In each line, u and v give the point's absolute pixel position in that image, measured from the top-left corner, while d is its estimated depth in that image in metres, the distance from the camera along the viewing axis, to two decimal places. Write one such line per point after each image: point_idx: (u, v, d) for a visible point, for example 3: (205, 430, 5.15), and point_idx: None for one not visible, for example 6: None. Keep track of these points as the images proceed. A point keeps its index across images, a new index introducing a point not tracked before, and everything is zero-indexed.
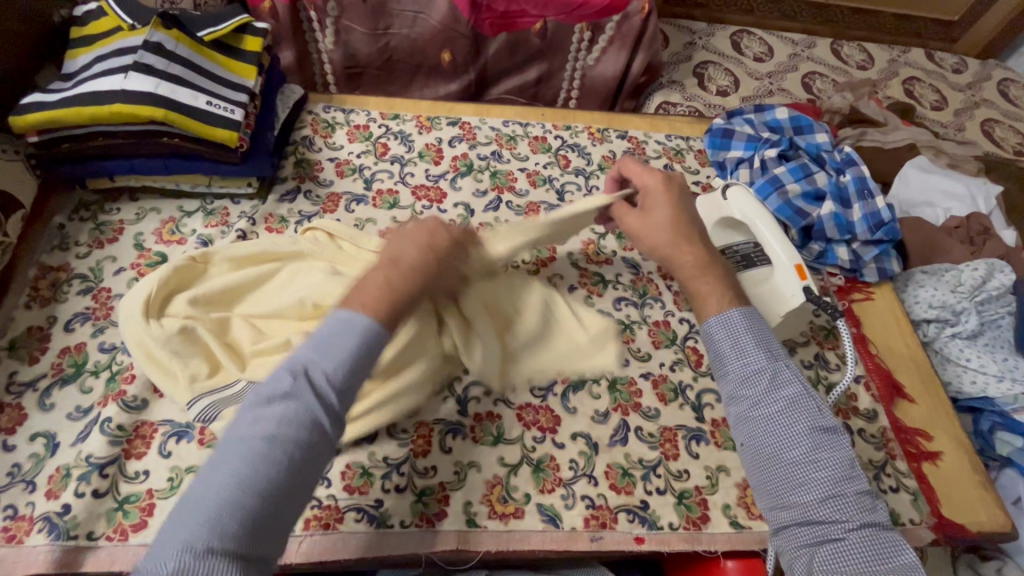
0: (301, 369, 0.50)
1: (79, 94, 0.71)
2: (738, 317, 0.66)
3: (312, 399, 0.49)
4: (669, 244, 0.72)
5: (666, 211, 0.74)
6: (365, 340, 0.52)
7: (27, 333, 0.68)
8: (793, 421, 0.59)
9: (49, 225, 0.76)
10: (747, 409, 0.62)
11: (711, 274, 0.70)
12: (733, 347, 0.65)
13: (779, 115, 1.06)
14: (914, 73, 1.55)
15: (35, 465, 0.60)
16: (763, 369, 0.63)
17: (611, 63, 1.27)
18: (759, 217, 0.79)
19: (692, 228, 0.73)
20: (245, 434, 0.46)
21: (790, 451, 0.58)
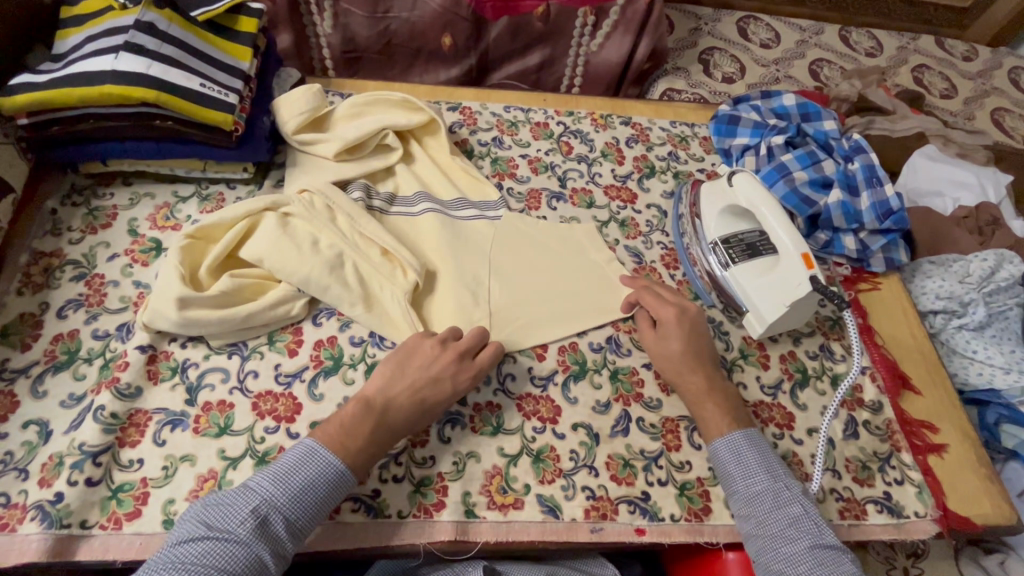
0: (256, 509, 0.52)
1: (70, 75, 0.69)
2: (743, 438, 0.65)
3: (267, 545, 0.51)
4: (681, 369, 0.70)
5: (687, 343, 0.71)
6: (316, 501, 0.55)
7: (20, 319, 0.67)
8: (794, 541, 0.58)
9: (41, 209, 0.75)
10: (750, 523, 0.61)
11: (721, 399, 0.68)
12: (739, 467, 0.63)
13: (786, 101, 1.04)
14: (924, 61, 1.52)
15: (27, 453, 0.59)
16: (766, 485, 0.62)
17: (615, 49, 1.25)
18: (763, 203, 0.75)
19: (710, 365, 0.70)
20: (196, 563, 0.48)
21: (794, 567, 0.56)
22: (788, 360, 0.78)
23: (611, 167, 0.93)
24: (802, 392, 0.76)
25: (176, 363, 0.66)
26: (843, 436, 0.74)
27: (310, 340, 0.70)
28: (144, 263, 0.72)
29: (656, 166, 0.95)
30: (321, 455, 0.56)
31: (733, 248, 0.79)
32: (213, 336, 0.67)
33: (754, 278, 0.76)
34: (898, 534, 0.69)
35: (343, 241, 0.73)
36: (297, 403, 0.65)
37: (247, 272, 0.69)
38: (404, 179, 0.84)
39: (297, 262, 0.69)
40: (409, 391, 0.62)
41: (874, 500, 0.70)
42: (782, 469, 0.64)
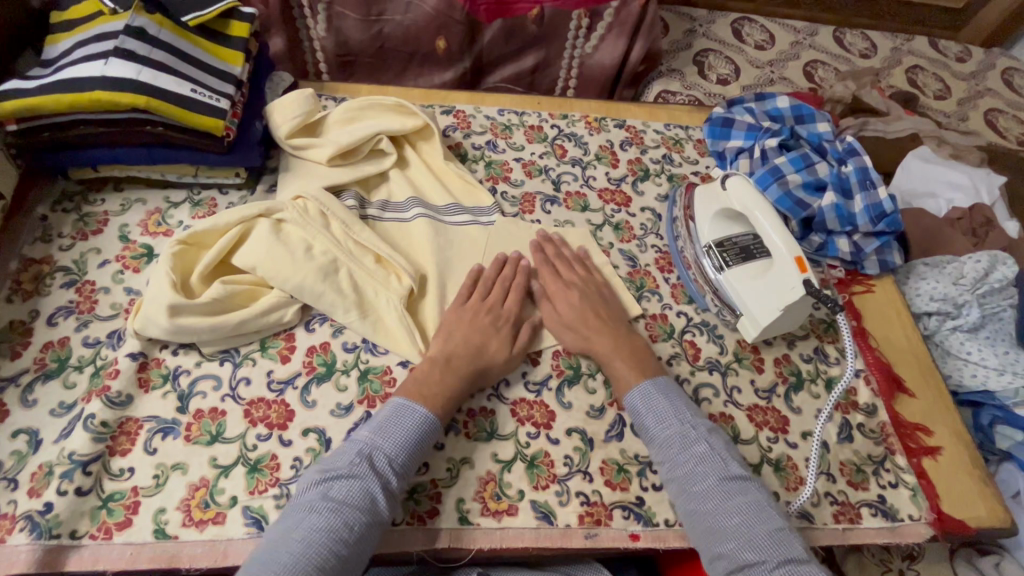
0: (365, 454, 0.57)
1: (59, 81, 0.68)
2: (652, 386, 0.66)
3: (374, 479, 0.55)
4: (590, 333, 0.71)
5: (584, 304, 0.73)
6: (412, 443, 0.59)
7: (9, 327, 0.66)
8: (703, 475, 0.60)
9: (31, 215, 0.74)
10: (667, 466, 0.62)
11: (630, 355, 0.70)
12: (652, 415, 0.65)
13: (780, 103, 1.04)
14: (917, 62, 1.52)
15: (16, 462, 0.58)
16: (677, 429, 0.63)
17: (609, 51, 1.25)
18: (755, 207, 0.75)
19: (616, 326, 0.72)
20: (316, 499, 0.53)
21: (706, 503, 0.58)
22: (783, 364, 0.78)
23: (605, 170, 0.93)
24: (797, 395, 0.76)
25: (167, 370, 0.66)
26: (837, 440, 0.74)
27: (302, 347, 0.70)
28: (135, 270, 0.72)
29: (650, 169, 0.95)
30: (411, 406, 0.61)
31: (727, 251, 0.79)
32: (205, 343, 0.67)
33: (747, 281, 0.76)
34: (893, 537, 0.69)
35: (336, 247, 0.72)
36: (289, 410, 0.65)
37: (238, 278, 0.69)
38: (397, 184, 0.84)
39: (290, 269, 0.69)
40: (469, 350, 0.67)
41: (869, 503, 0.70)
42: (689, 411, 0.65)
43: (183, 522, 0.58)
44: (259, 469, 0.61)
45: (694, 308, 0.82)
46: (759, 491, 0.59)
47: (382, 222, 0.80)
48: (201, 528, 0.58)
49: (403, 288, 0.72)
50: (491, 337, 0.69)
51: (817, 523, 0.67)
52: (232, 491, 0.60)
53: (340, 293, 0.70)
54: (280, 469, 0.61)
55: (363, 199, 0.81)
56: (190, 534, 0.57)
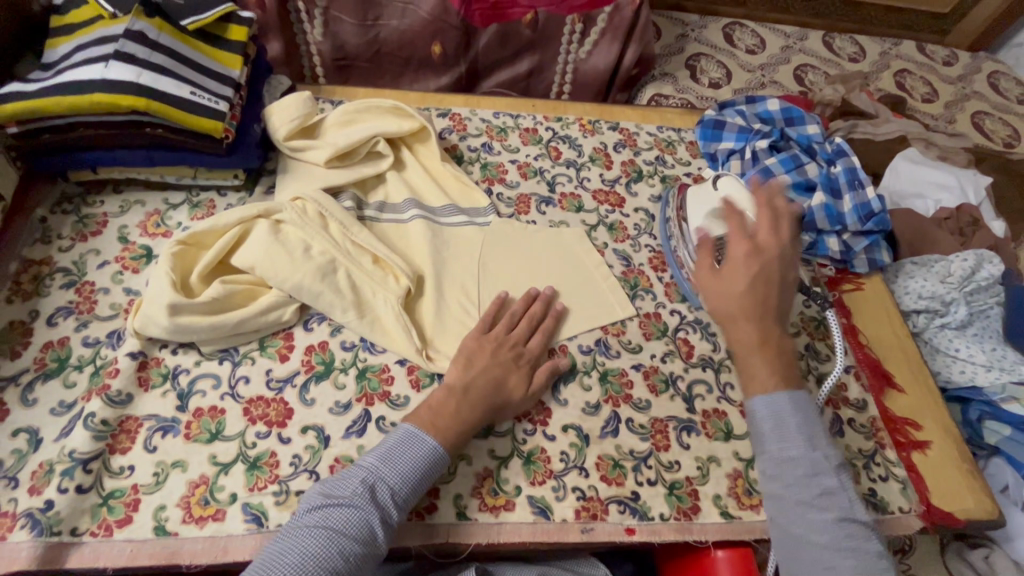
0: (367, 483, 0.56)
1: (60, 83, 0.69)
2: (787, 399, 0.62)
3: (373, 510, 0.55)
4: (735, 312, 0.66)
5: (750, 288, 0.66)
6: (417, 475, 0.59)
7: (9, 327, 0.67)
8: (824, 509, 0.57)
9: (31, 217, 0.75)
10: (772, 481, 0.61)
11: (773, 360, 0.64)
12: (776, 427, 0.61)
13: (770, 106, 1.05)
14: (905, 66, 1.55)
15: (17, 461, 0.59)
16: (800, 450, 0.60)
17: (602, 56, 1.26)
18: (749, 204, 0.77)
19: (768, 319, 0.66)
20: (316, 524, 0.53)
21: (819, 536, 0.57)
22: None
23: (599, 171, 0.95)
24: None
25: (167, 369, 0.66)
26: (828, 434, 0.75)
27: (301, 346, 0.70)
28: (134, 270, 0.73)
29: (644, 171, 0.96)
30: (420, 437, 0.61)
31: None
32: (204, 342, 0.68)
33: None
34: (884, 530, 0.70)
35: (335, 248, 0.73)
36: (288, 408, 0.66)
37: (237, 278, 0.69)
38: (394, 185, 0.85)
39: (288, 269, 0.70)
40: (487, 382, 0.65)
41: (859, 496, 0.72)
42: (818, 431, 0.61)
43: (184, 519, 0.58)
44: (258, 467, 0.62)
45: (687, 306, 0.83)
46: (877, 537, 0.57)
47: (379, 223, 0.80)
48: (201, 525, 0.58)
49: (399, 288, 0.73)
50: (512, 374, 0.67)
51: None
52: (232, 488, 0.60)
53: (338, 294, 0.71)
54: (279, 466, 0.62)
55: (360, 200, 0.82)
56: (190, 531, 0.58)
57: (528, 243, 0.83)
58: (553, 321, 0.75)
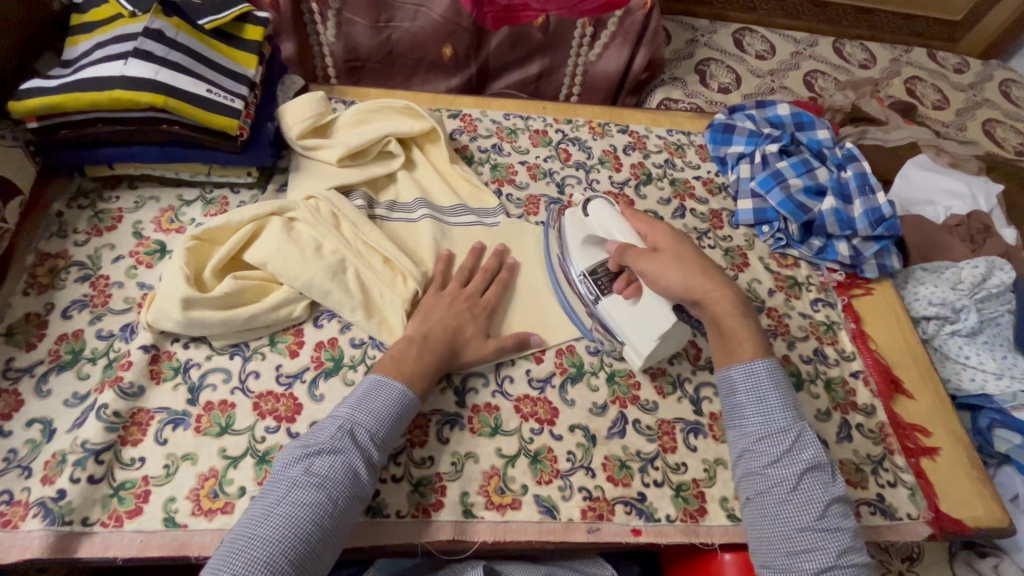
0: (344, 429, 0.58)
1: (79, 79, 0.70)
2: (763, 366, 0.65)
3: (353, 453, 0.57)
4: (696, 283, 0.68)
5: (691, 260, 0.70)
6: (392, 416, 0.60)
7: (25, 319, 0.68)
8: (773, 434, 0.62)
9: (47, 212, 0.76)
10: (750, 457, 0.62)
11: (746, 323, 0.68)
12: (756, 400, 0.64)
13: (780, 110, 1.06)
14: (916, 73, 1.54)
15: (31, 450, 0.60)
16: (784, 425, 0.62)
17: (613, 59, 1.27)
18: (618, 226, 0.76)
19: (725, 284, 0.69)
20: (299, 474, 0.54)
21: (768, 453, 0.61)
22: (782, 364, 0.79)
23: (609, 173, 0.95)
24: (797, 395, 0.77)
25: (179, 363, 0.67)
26: (836, 439, 0.75)
27: (311, 341, 0.71)
28: (148, 265, 0.73)
29: (653, 174, 0.97)
30: (389, 382, 0.62)
31: (601, 277, 0.75)
32: (215, 337, 0.68)
33: (620, 307, 0.72)
34: (892, 535, 0.70)
35: (347, 248, 0.74)
36: (297, 403, 0.66)
37: (250, 273, 0.70)
38: (405, 184, 0.85)
39: (300, 266, 0.70)
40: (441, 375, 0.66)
41: (867, 502, 0.71)
42: (795, 411, 0.64)
43: (192, 511, 0.59)
44: (266, 461, 0.62)
45: None
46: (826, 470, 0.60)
47: (389, 221, 0.81)
48: (210, 517, 0.58)
49: (409, 290, 0.73)
50: (467, 323, 0.71)
51: None
52: (240, 481, 0.61)
53: (348, 292, 0.71)
54: None
55: (371, 199, 0.83)
56: (198, 523, 0.58)
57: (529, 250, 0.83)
58: (507, 273, 0.77)
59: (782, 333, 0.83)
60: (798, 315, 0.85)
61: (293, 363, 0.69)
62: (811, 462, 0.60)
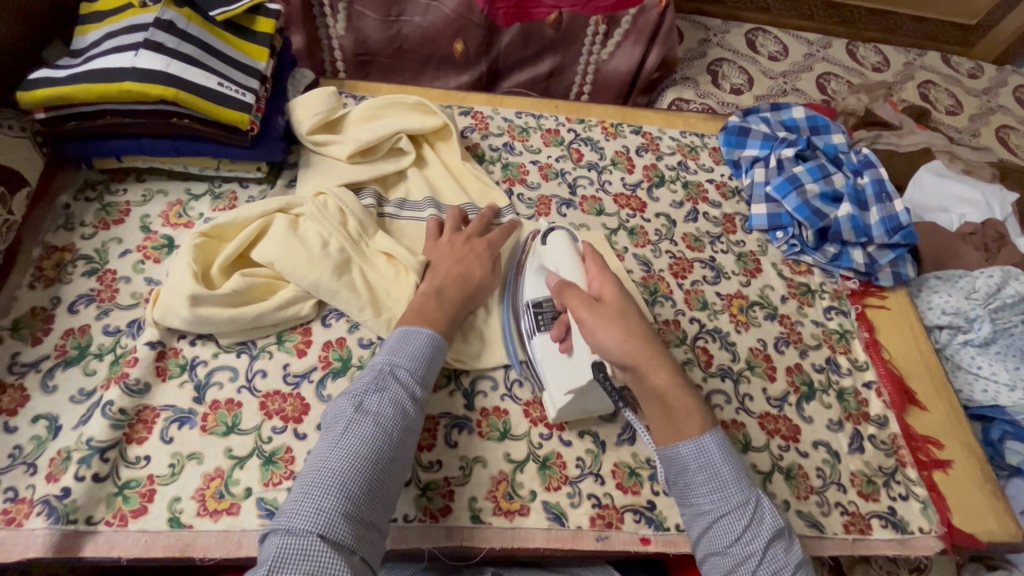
0: (386, 369, 0.59)
1: (88, 70, 0.69)
2: (712, 441, 0.58)
3: (400, 390, 0.57)
4: (636, 351, 0.60)
5: (633, 322, 0.62)
6: (430, 354, 0.61)
7: (31, 313, 0.67)
8: (731, 516, 0.56)
9: (54, 204, 0.75)
10: (712, 538, 0.57)
11: (693, 395, 0.61)
12: (708, 479, 0.58)
13: (796, 114, 1.05)
14: (930, 77, 1.53)
15: (36, 447, 0.59)
16: (741, 499, 0.56)
17: (625, 59, 1.26)
18: (569, 264, 0.68)
19: (664, 352, 0.62)
20: (353, 413, 0.55)
21: (727, 535, 0.56)
22: (795, 373, 0.78)
23: (621, 175, 0.94)
24: (808, 404, 0.76)
25: (185, 360, 0.66)
26: (848, 450, 0.74)
27: (318, 341, 0.70)
28: (155, 260, 0.72)
29: (666, 176, 0.95)
30: (422, 326, 0.63)
31: (544, 313, 0.69)
32: (223, 335, 0.68)
33: (551, 351, 0.67)
34: (903, 549, 0.69)
35: (353, 248, 0.72)
36: (304, 403, 0.65)
37: (257, 271, 0.69)
38: (415, 181, 0.84)
39: (308, 264, 0.69)
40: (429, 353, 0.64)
41: (879, 515, 0.70)
42: (749, 478, 0.58)
43: (198, 512, 0.58)
44: (273, 461, 0.61)
45: (706, 314, 0.81)
46: (789, 542, 0.56)
47: (399, 220, 0.80)
48: (216, 518, 0.58)
49: (410, 283, 0.72)
50: (473, 266, 0.71)
51: (827, 532, 0.68)
52: (247, 482, 0.60)
53: (356, 289, 0.70)
54: (295, 461, 0.61)
55: (381, 197, 0.82)
56: (204, 524, 0.57)
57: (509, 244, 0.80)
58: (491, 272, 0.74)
59: (794, 341, 0.82)
60: (810, 323, 0.84)
61: (301, 363, 0.68)
62: (771, 538, 0.55)
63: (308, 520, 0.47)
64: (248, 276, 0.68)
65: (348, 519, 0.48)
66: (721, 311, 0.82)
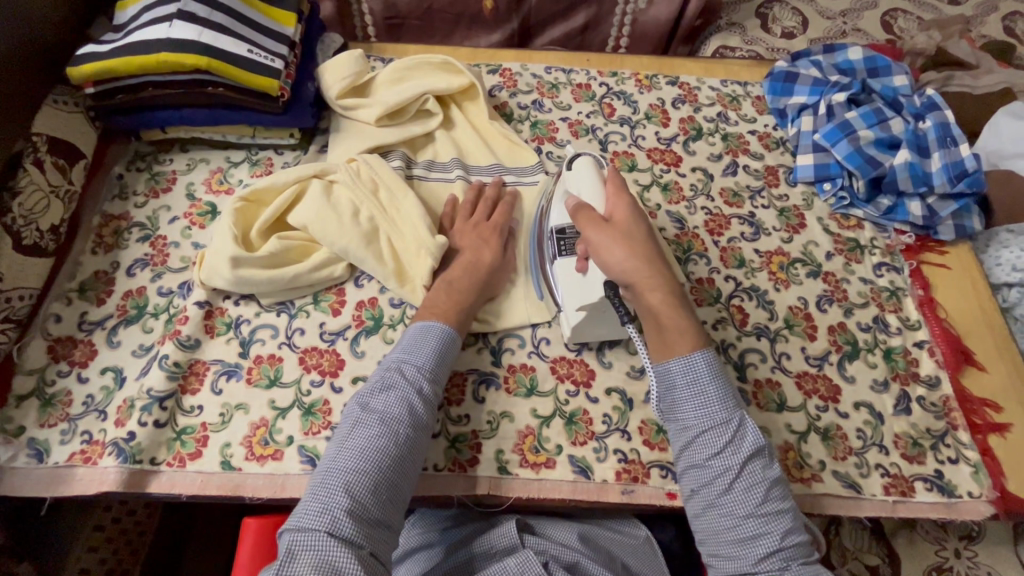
0: (394, 367, 0.61)
1: (128, 44, 0.73)
2: (702, 361, 0.57)
3: (406, 387, 0.59)
4: (635, 269, 0.59)
5: (639, 241, 0.60)
6: (437, 351, 0.62)
7: (94, 276, 0.73)
8: (714, 437, 0.55)
9: (109, 174, 0.80)
10: (692, 451, 0.56)
11: (687, 315, 0.59)
12: (695, 395, 0.57)
13: (851, 54, 0.96)
14: (1017, 8, 1.35)
15: (105, 396, 0.65)
16: (724, 416, 0.55)
17: (664, 6, 1.19)
18: (590, 190, 0.66)
19: (670, 274, 0.60)
20: (360, 412, 0.57)
21: (708, 450, 0.55)
22: (837, 332, 0.75)
23: (655, 129, 0.90)
24: (851, 364, 0.73)
25: (230, 319, 0.70)
26: (893, 411, 0.70)
27: (352, 301, 0.73)
28: (201, 226, 0.77)
29: (704, 128, 0.91)
30: (430, 322, 0.65)
31: (567, 239, 0.69)
32: (264, 295, 0.71)
33: (569, 271, 0.67)
34: (948, 513, 0.66)
35: (381, 213, 0.74)
36: (340, 358, 0.68)
37: (292, 234, 0.72)
38: (442, 143, 0.84)
39: (338, 229, 0.71)
40: (454, 312, 0.66)
41: (924, 478, 0.67)
42: (735, 399, 0.57)
43: (246, 456, 0.63)
44: (313, 413, 0.65)
45: (743, 272, 0.78)
46: (771, 465, 0.55)
47: (426, 181, 0.80)
48: (262, 463, 0.62)
49: (430, 260, 0.71)
50: (482, 249, 0.71)
51: (865, 493, 0.66)
52: (289, 431, 0.64)
53: (386, 250, 0.72)
54: (331, 413, 0.65)
55: (409, 159, 0.82)
56: (252, 467, 0.62)
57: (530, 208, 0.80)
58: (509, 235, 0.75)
59: (838, 299, 0.77)
60: (857, 281, 0.79)
61: (335, 320, 0.71)
62: (747, 459, 0.54)
63: (316, 518, 0.50)
64: (285, 240, 0.71)
65: (354, 515, 0.51)
66: (759, 268, 0.78)
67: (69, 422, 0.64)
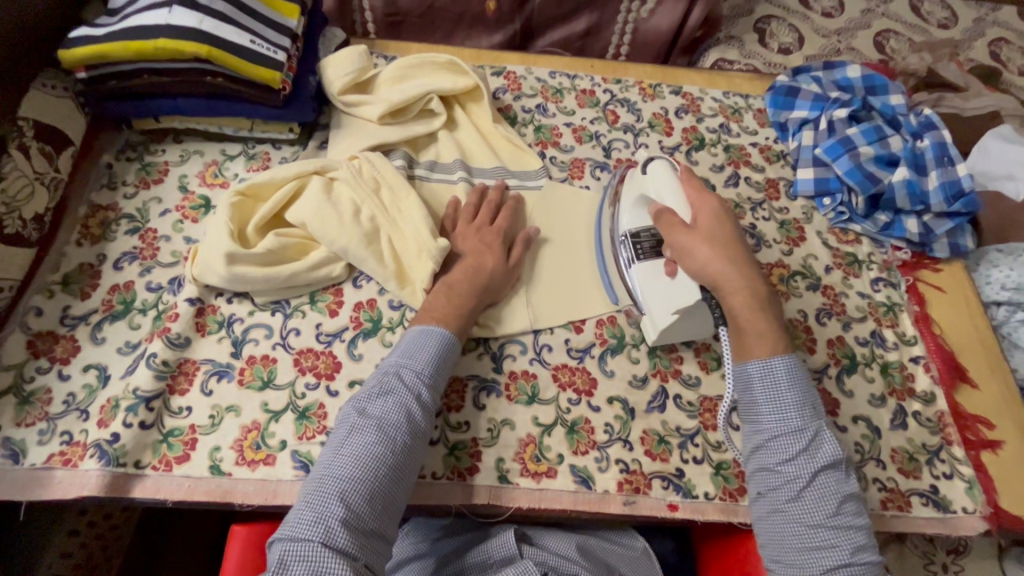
0: (392, 372, 0.59)
1: (125, 28, 0.70)
2: (781, 364, 0.60)
3: (404, 394, 0.57)
4: (720, 271, 0.62)
5: (723, 246, 0.63)
6: (436, 357, 0.61)
7: (79, 269, 0.70)
8: (788, 445, 0.57)
9: (97, 162, 0.77)
10: (764, 456, 0.58)
11: (769, 319, 0.62)
12: (772, 399, 0.59)
13: (850, 72, 0.98)
14: (1002, 35, 1.39)
15: (87, 395, 0.62)
16: (800, 424, 0.57)
17: (665, 16, 1.19)
18: (672, 194, 0.69)
19: (755, 277, 0.63)
20: (356, 418, 0.55)
21: (780, 459, 0.57)
22: (836, 346, 0.75)
23: (658, 138, 0.90)
24: (849, 378, 0.73)
25: (223, 317, 0.68)
26: (889, 426, 0.71)
27: (350, 302, 0.71)
28: (193, 220, 0.74)
29: (706, 139, 0.91)
30: (431, 326, 0.63)
31: (643, 242, 0.69)
32: (258, 293, 0.69)
33: (652, 277, 0.67)
34: (943, 528, 0.67)
35: (383, 214, 0.72)
36: (337, 361, 0.66)
37: (290, 231, 0.70)
38: (445, 144, 0.83)
39: (337, 228, 0.69)
40: (456, 318, 0.65)
41: (920, 493, 0.68)
42: (813, 410, 0.59)
43: (237, 461, 0.60)
44: (307, 416, 0.63)
45: None
46: (845, 479, 0.56)
47: (428, 182, 0.79)
48: (253, 468, 0.60)
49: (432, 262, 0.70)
50: (485, 254, 0.70)
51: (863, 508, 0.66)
52: (282, 435, 0.62)
53: (386, 251, 0.71)
54: (327, 417, 0.63)
55: (411, 159, 0.81)
56: (243, 472, 0.60)
57: (533, 214, 0.79)
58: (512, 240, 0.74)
59: (837, 313, 0.78)
60: (855, 295, 0.80)
61: (332, 321, 0.69)
62: (818, 471, 0.56)
63: (309, 528, 0.48)
64: (281, 238, 0.68)
65: (349, 524, 0.49)
66: None
67: (48, 422, 0.60)
